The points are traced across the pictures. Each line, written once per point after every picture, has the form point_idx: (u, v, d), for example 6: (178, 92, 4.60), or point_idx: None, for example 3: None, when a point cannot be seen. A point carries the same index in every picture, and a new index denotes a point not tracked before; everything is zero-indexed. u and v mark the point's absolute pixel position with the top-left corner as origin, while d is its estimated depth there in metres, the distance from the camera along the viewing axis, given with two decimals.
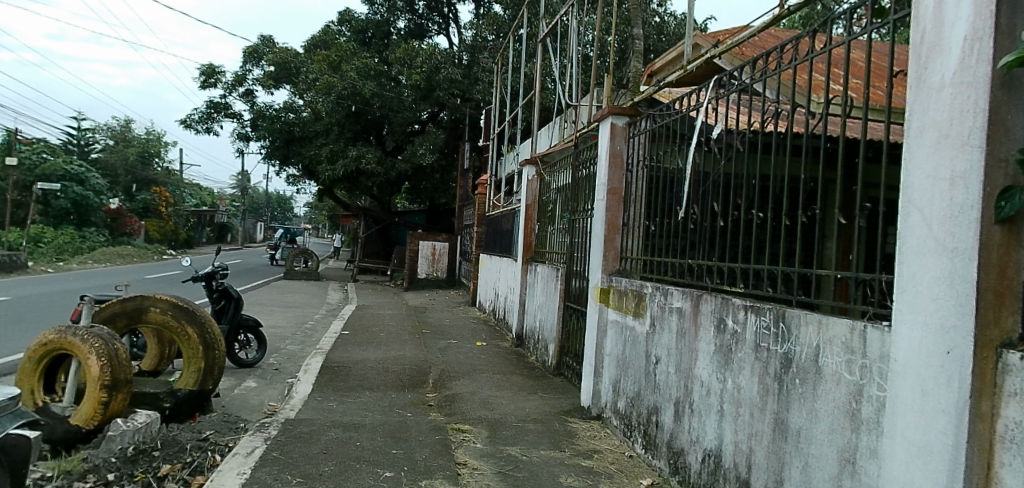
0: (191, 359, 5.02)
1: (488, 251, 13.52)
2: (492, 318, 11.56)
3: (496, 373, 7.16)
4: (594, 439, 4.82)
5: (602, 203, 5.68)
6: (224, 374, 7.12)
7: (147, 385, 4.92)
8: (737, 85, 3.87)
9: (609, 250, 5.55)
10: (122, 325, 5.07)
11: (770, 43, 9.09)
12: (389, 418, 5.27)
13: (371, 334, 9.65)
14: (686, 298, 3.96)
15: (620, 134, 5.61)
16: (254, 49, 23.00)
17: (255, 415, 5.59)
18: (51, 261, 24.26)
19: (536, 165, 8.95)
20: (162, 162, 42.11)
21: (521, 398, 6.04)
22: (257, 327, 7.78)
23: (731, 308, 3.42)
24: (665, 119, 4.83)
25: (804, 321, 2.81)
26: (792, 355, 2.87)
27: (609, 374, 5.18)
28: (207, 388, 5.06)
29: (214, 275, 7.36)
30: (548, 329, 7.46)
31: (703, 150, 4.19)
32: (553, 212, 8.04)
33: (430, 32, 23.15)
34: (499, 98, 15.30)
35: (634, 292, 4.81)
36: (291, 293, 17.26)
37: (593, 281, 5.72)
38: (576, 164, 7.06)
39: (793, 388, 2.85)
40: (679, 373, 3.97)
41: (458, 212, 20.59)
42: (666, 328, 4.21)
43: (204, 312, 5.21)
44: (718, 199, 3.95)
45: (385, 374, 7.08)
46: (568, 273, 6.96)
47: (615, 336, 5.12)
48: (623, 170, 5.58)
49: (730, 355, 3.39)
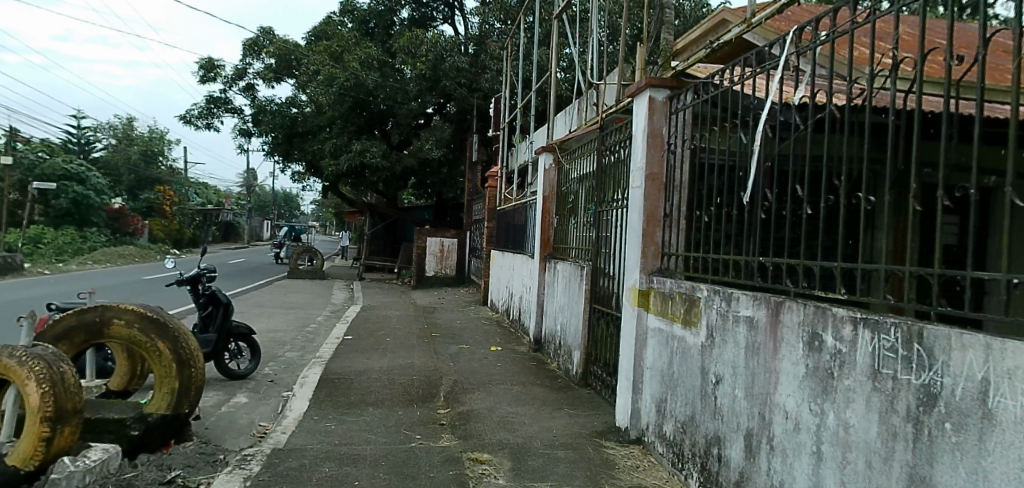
0: (162, 380, 4.33)
1: (499, 249, 12.76)
2: (506, 319, 10.81)
3: (514, 384, 6.40)
4: (635, 471, 4.05)
5: (639, 191, 4.82)
6: (211, 389, 6.42)
7: (112, 410, 4.17)
8: (824, 40, 3.07)
9: (648, 246, 4.67)
10: (80, 341, 4.36)
11: (804, 17, 8.34)
12: (393, 446, 4.53)
13: (375, 340, 8.90)
14: (759, 306, 3.18)
15: (659, 110, 4.72)
16: (254, 42, 22.27)
17: (243, 440, 4.90)
18: (50, 262, 23.74)
19: (554, 151, 8.13)
20: (165, 160, 41.55)
21: (546, 417, 5.25)
22: (249, 333, 7.04)
23: (831, 318, 2.64)
24: (720, 88, 4.00)
25: (959, 345, 2.01)
26: (937, 388, 2.09)
27: (650, 390, 4.42)
28: (183, 412, 4.38)
29: (199, 279, 6.67)
30: (572, 334, 6.68)
31: (773, 128, 3.43)
32: (574, 204, 7.28)
33: (435, 21, 22.25)
34: (509, 87, 14.45)
35: (682, 295, 4.03)
36: (293, 293, 16.55)
37: (629, 282, 4.86)
38: (601, 149, 6.28)
39: (940, 437, 2.07)
40: (750, 400, 3.21)
41: (467, 207, 19.79)
42: (729, 341, 3.45)
43: (177, 324, 4.51)
44: (797, 182, 3.17)
45: (390, 386, 6.34)
46: (594, 271, 6.21)
47: (658, 346, 4.35)
48: (664, 150, 4.71)
49: (832, 382, 2.62)
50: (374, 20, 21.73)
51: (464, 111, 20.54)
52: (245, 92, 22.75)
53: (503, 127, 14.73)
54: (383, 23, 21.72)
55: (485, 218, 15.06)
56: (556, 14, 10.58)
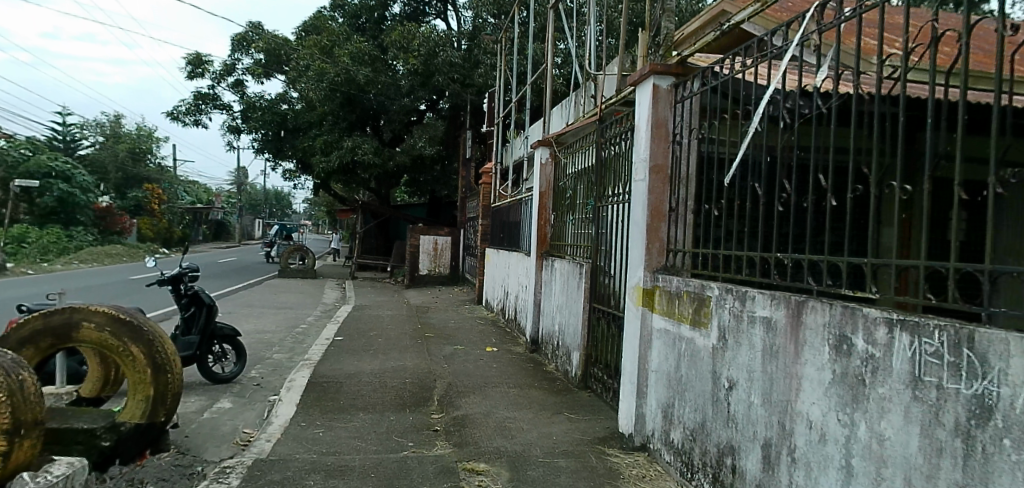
0: (136, 387, 4.08)
1: (493, 247, 12.51)
2: (501, 319, 10.58)
3: (511, 387, 6.15)
4: (641, 482, 3.81)
5: (642, 184, 4.55)
6: (194, 395, 6.13)
7: (82, 418, 3.89)
8: (849, 16, 2.78)
9: (653, 242, 4.42)
10: (46, 345, 4.09)
11: (805, 7, 8.09)
12: (383, 455, 4.28)
13: (367, 341, 8.63)
14: (777, 306, 2.94)
15: (664, 99, 4.44)
16: (243, 37, 21.92)
17: (224, 450, 4.64)
18: (35, 262, 23.30)
19: (550, 145, 7.86)
20: (154, 159, 41.01)
21: (545, 422, 5.00)
22: (234, 335, 6.75)
23: (861, 320, 2.39)
24: (731, 73, 3.73)
25: (1019, 351, 1.76)
26: (992, 398, 1.84)
27: (655, 394, 4.18)
28: (158, 421, 4.14)
29: (182, 278, 6.39)
30: (570, 334, 6.43)
31: (790, 115, 3.18)
32: (572, 199, 7.03)
33: (427, 16, 21.95)
34: (504, 82, 14.16)
35: (690, 294, 3.79)
36: (284, 293, 16.23)
37: (633, 280, 4.61)
38: (600, 142, 6.04)
39: (996, 455, 1.83)
40: (768, 407, 2.98)
41: (461, 204, 19.53)
42: (743, 343, 3.21)
43: (152, 328, 4.22)
44: (819, 173, 2.92)
45: (382, 390, 6.08)
46: (594, 269, 5.96)
47: (664, 348, 4.11)
48: (669, 142, 4.44)
49: (864, 389, 2.38)
50: (365, 15, 21.41)
51: (457, 107, 20.26)
52: (234, 88, 22.38)
53: (496, 123, 14.45)
54: (375, 18, 21.40)
55: (479, 215, 14.76)
56: (552, 6, 10.25)
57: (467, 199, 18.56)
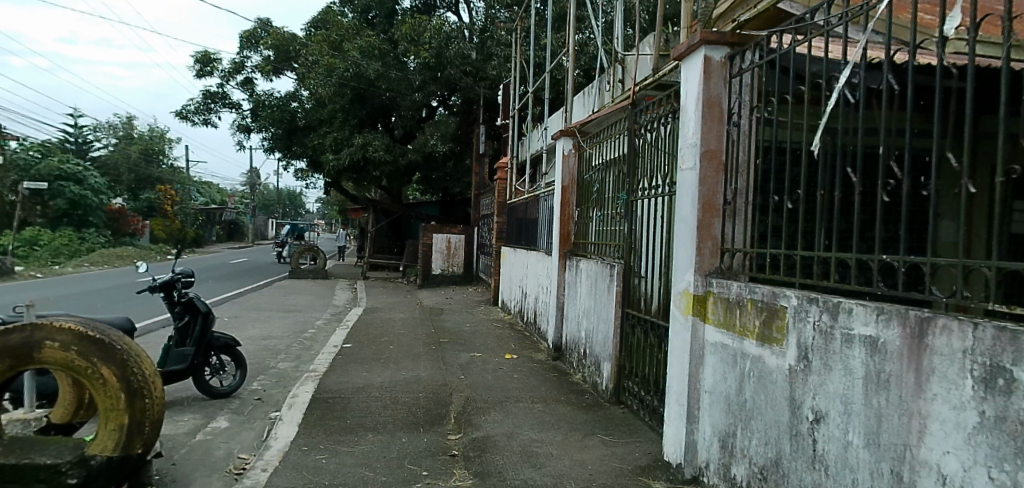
0: (108, 413, 3.50)
1: (510, 246, 11.90)
2: (520, 321, 10.00)
3: (536, 402, 5.56)
4: None
5: (690, 173, 3.89)
6: (189, 412, 5.61)
7: (45, 452, 3.44)
8: None
9: (704, 241, 3.76)
10: (5, 368, 3.51)
11: None
12: None
13: (377, 348, 8.06)
14: (889, 321, 2.30)
15: (717, 73, 3.78)
16: (251, 34, 21.49)
17: (214, 480, 4.10)
18: (46, 265, 23.05)
19: (574, 136, 7.26)
20: (167, 160, 40.89)
21: (577, 446, 4.41)
22: (234, 345, 6.20)
23: None
24: (808, 35, 3.01)
25: None
26: None
27: (711, 418, 3.57)
28: (135, 452, 3.55)
29: (175, 284, 5.84)
30: (601, 343, 5.79)
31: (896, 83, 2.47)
32: (599, 194, 6.40)
33: (438, 9, 21.38)
34: (519, 73, 13.49)
35: (757, 302, 3.16)
36: (294, 294, 15.78)
37: (680, 284, 3.96)
38: (633, 129, 5.38)
39: None
40: (874, 450, 2.36)
41: (473, 201, 18.96)
42: (836, 364, 2.58)
43: (127, 345, 3.62)
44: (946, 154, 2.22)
45: (393, 405, 5.53)
46: (628, 272, 5.33)
47: (721, 365, 3.49)
48: (723, 122, 3.77)
49: None
50: (375, 9, 20.91)
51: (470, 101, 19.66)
52: (243, 86, 21.93)
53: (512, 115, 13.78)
54: (385, 12, 20.90)
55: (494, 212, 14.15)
56: None
57: (481, 196, 18.12)
